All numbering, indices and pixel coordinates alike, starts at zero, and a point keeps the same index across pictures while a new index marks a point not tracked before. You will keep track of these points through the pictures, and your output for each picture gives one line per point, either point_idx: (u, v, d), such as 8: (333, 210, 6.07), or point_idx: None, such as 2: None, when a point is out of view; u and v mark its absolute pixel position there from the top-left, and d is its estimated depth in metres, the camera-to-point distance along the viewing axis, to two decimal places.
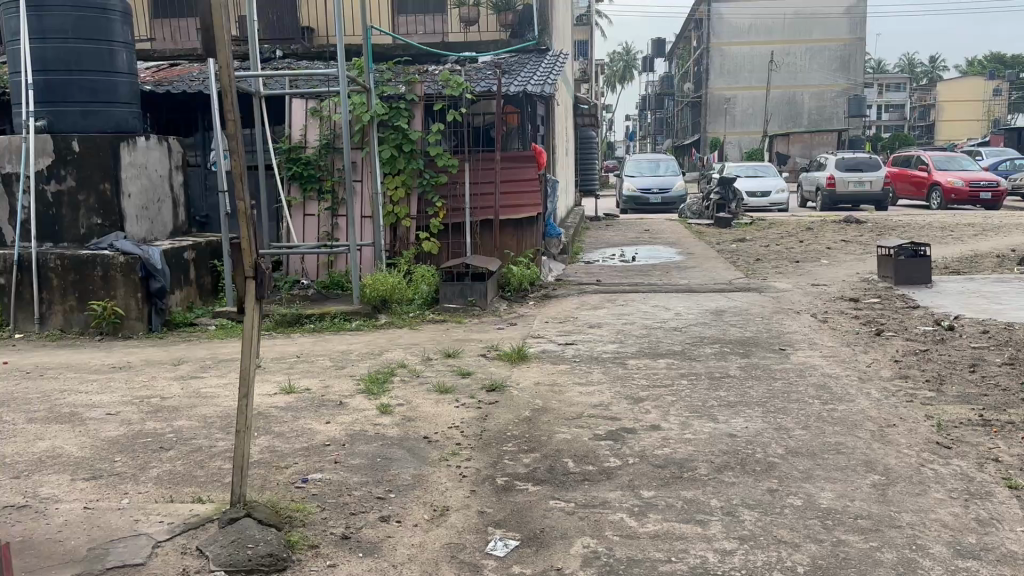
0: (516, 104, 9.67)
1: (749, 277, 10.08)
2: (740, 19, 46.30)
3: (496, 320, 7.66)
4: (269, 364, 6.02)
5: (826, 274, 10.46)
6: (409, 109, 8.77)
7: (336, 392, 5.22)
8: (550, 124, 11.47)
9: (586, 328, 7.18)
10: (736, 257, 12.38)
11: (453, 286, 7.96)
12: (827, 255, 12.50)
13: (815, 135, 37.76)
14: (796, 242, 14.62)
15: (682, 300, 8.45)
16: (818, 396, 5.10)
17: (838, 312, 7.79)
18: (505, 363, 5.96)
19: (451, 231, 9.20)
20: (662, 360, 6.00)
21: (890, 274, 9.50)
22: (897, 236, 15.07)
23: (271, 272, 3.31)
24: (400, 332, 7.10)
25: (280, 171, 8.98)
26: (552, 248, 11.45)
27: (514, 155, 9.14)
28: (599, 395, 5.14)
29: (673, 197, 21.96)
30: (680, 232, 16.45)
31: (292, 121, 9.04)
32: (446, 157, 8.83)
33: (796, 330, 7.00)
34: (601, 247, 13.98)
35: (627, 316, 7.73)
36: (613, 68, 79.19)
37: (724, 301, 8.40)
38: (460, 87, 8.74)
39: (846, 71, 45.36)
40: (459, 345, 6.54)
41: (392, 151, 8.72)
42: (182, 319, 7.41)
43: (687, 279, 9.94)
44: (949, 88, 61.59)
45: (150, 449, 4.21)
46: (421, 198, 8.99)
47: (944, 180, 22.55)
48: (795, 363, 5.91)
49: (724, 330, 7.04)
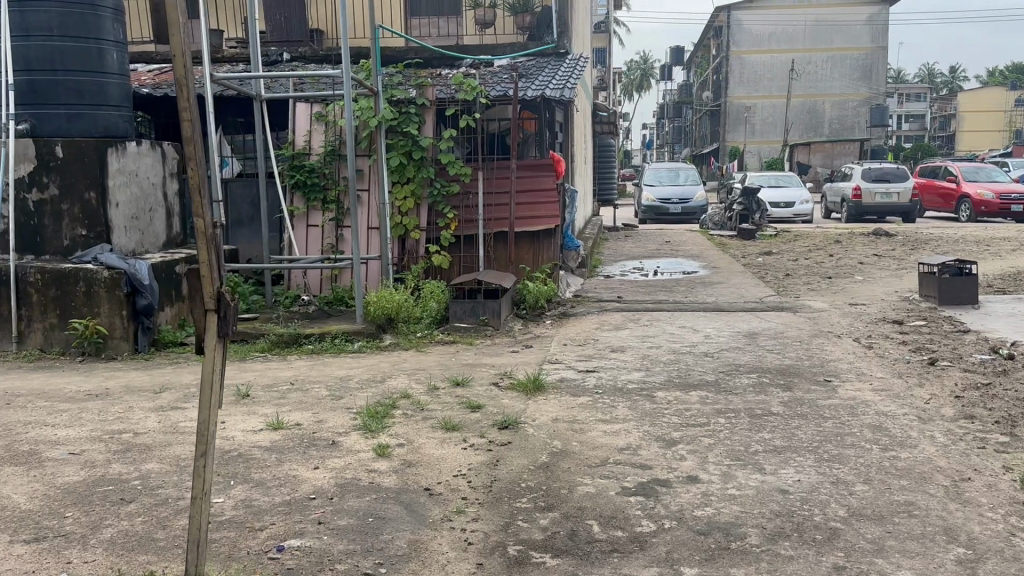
0: (534, 109, 9.08)
1: (780, 295, 9.43)
2: (761, 27, 45.59)
3: (511, 342, 7.07)
4: (259, 392, 5.47)
5: (862, 293, 9.80)
6: (419, 114, 8.25)
7: (330, 429, 4.66)
8: (569, 131, 10.90)
9: (609, 353, 6.58)
10: (764, 272, 11.73)
11: (465, 304, 7.36)
12: (860, 271, 11.82)
13: (837, 144, 36.97)
14: (825, 256, 13.93)
15: (711, 321, 7.82)
16: (876, 441, 4.47)
17: (882, 337, 7.13)
18: (519, 394, 5.37)
19: (464, 243, 8.61)
20: (694, 393, 5.38)
21: (933, 293, 8.82)
22: (931, 250, 14.34)
23: (237, 304, 2.74)
24: (405, 355, 6.52)
25: (282, 179, 8.43)
26: (570, 260, 10.88)
27: (531, 163, 8.58)
28: (626, 436, 4.53)
29: (693, 207, 21.32)
30: (702, 244, 15.81)
31: (295, 125, 8.47)
32: (460, 165, 8.26)
33: (839, 358, 6.37)
34: (621, 260, 13.37)
35: (653, 339, 7.12)
36: (631, 76, 78.55)
37: (756, 322, 7.78)
38: (474, 89, 8.18)
39: (869, 80, 44.53)
40: (469, 372, 5.96)
41: (400, 159, 8.20)
42: (171, 339, 6.93)
43: (714, 297, 9.31)
44: (973, 97, 60.54)
45: (108, 501, 3.67)
46: (431, 209, 8.41)
47: (974, 192, 21.76)
48: (845, 398, 5.28)
49: (761, 356, 6.42)
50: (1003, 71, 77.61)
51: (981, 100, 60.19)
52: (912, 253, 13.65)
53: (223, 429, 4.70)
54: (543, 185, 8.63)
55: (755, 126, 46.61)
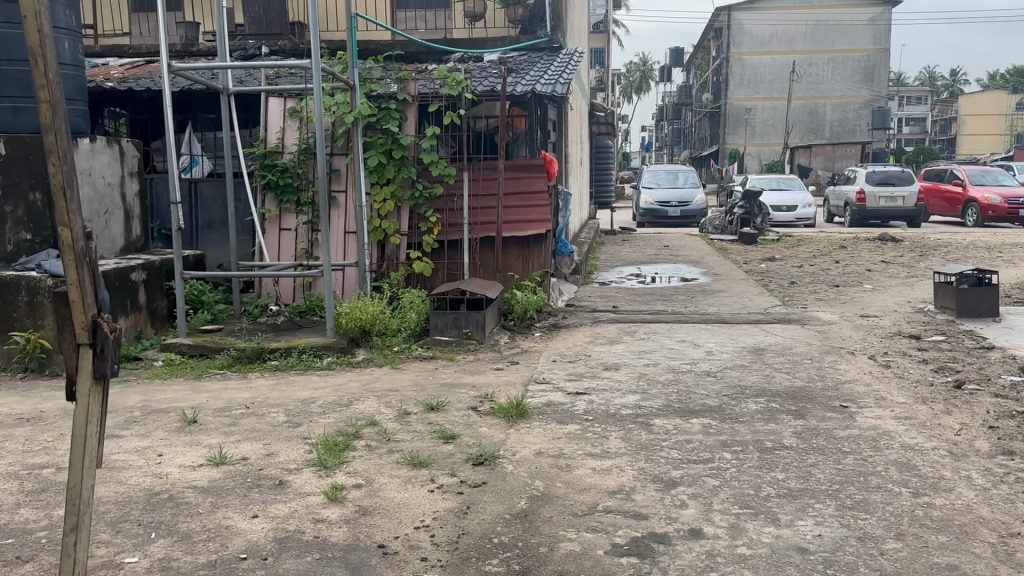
0: (524, 106, 8.52)
1: (786, 305, 8.86)
2: (762, 28, 45.06)
3: (496, 358, 6.49)
4: (209, 418, 4.89)
5: (873, 303, 9.23)
6: (400, 110, 7.68)
7: (280, 466, 4.08)
8: (563, 130, 10.33)
9: (601, 372, 6.00)
10: (768, 280, 11.16)
11: (447, 317, 6.78)
12: (869, 279, 11.25)
13: (838, 147, 36.44)
14: (831, 262, 13.36)
15: (713, 335, 7.25)
16: (905, 483, 3.89)
17: (900, 354, 6.56)
18: (500, 421, 4.79)
19: (447, 248, 8.01)
20: (696, 421, 4.80)
21: (950, 305, 8.26)
22: (940, 256, 13.77)
23: (120, 339, 2.15)
24: (378, 373, 5.93)
25: (253, 180, 7.87)
26: (564, 267, 10.33)
27: (520, 164, 8.03)
28: (618, 475, 3.95)
29: (693, 210, 20.75)
30: (702, 249, 15.24)
31: (267, 122, 7.94)
32: (443, 164, 7.66)
33: (855, 379, 5.79)
34: (618, 266, 12.80)
35: (650, 355, 6.54)
36: (630, 78, 78.01)
37: (762, 337, 7.20)
38: (460, 83, 7.59)
39: (870, 82, 44.02)
40: (446, 393, 5.38)
41: (379, 158, 7.60)
42: (124, 353, 6.30)
43: (716, 307, 8.74)
44: (974, 101, 60.03)
45: (1, 561, 3.09)
46: (413, 212, 7.83)
47: (981, 196, 21.20)
48: (865, 429, 4.70)
49: (768, 376, 5.85)
50: (1003, 74, 77.19)
51: (982, 103, 59.68)
52: (921, 261, 13.10)
53: (159, 465, 4.11)
54: (533, 187, 8.06)
55: (756, 128, 46.04)
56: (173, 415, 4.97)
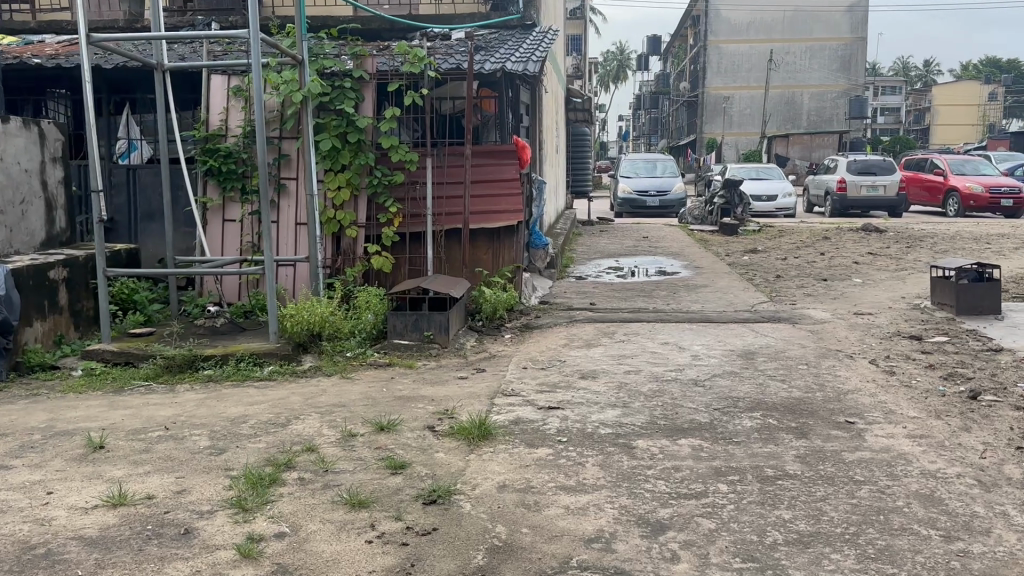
0: (494, 86, 7.82)
1: (775, 302, 8.27)
2: (739, 16, 44.56)
3: (460, 364, 5.82)
4: (119, 444, 4.21)
5: (865, 299, 8.66)
6: (356, 89, 7.00)
7: (191, 509, 3.41)
8: (537, 115, 9.67)
9: (575, 381, 5.35)
10: (752, 274, 10.58)
11: (406, 319, 6.10)
12: (857, 273, 10.69)
13: (816, 137, 36.11)
14: (816, 254, 12.82)
15: (699, 337, 6.63)
16: (932, 523, 3.28)
17: (903, 358, 5.99)
18: (459, 444, 4.14)
19: (410, 241, 7.29)
20: (684, 443, 4.18)
21: (949, 302, 7.70)
22: (928, 248, 13.28)
23: None
24: (325, 385, 5.25)
25: (195, 166, 7.20)
26: (537, 260, 9.62)
27: (488, 149, 7.38)
28: (596, 515, 3.32)
29: (672, 200, 20.18)
30: (683, 241, 14.65)
31: (210, 102, 7.28)
32: (404, 149, 6.97)
33: (859, 389, 5.19)
34: (595, 259, 12.15)
35: (630, 361, 5.90)
36: (607, 67, 77.38)
37: (752, 339, 6.60)
38: (422, 59, 6.90)
39: (847, 71, 43.75)
40: (399, 409, 4.71)
41: (332, 141, 6.91)
42: (39, 361, 5.61)
43: (700, 304, 8.12)
44: (948, 90, 60.07)
45: None
46: (371, 202, 7.12)
47: (963, 186, 20.82)
48: (877, 451, 4.10)
49: (762, 386, 5.24)
50: (977, 65, 77.46)
51: (956, 93, 59.72)
52: (909, 253, 12.59)
53: (45, 508, 3.44)
54: (503, 175, 7.41)
55: (734, 117, 45.59)
56: (79, 440, 4.29)
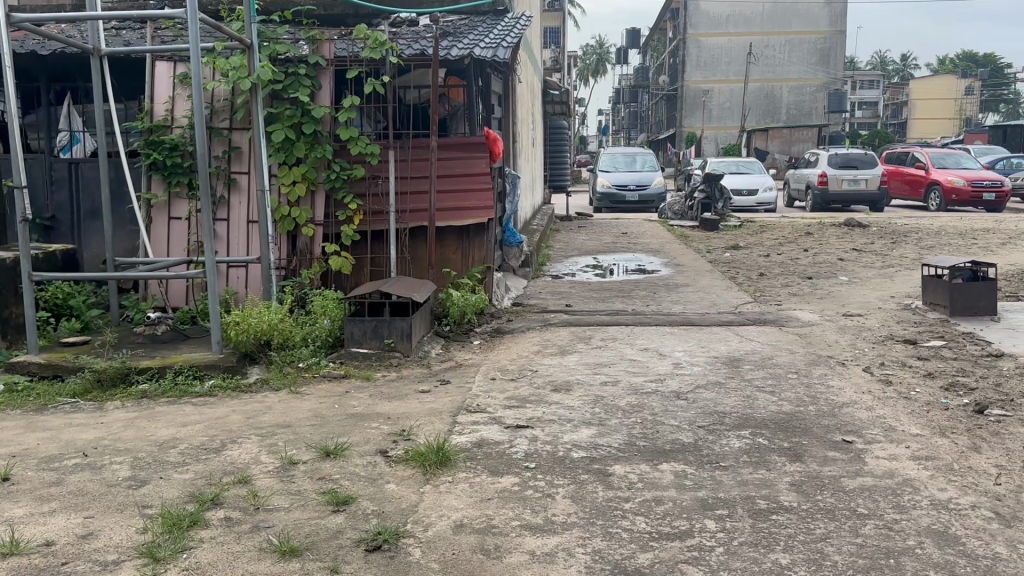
0: (463, 74, 7.34)
1: (759, 303, 7.88)
2: (719, 9, 44.23)
3: (423, 375, 5.35)
4: (27, 476, 3.70)
5: (853, 299, 8.28)
6: (312, 76, 6.54)
7: (93, 559, 2.91)
8: (510, 105, 9.18)
9: (547, 395, 4.90)
10: (735, 272, 10.18)
11: (364, 325, 5.62)
12: (843, 271, 10.33)
13: (795, 130, 35.94)
14: (799, 250, 12.46)
15: (680, 343, 6.20)
16: (950, 568, 2.86)
17: (899, 365, 5.59)
18: (413, 473, 3.67)
19: (371, 240, 6.79)
20: (667, 468, 3.73)
21: (942, 302, 7.35)
22: (913, 243, 12.97)
23: None
24: (271, 402, 4.78)
25: (138, 160, 6.69)
26: (512, 259, 9.19)
27: (456, 141, 6.91)
28: (566, 563, 2.87)
29: (651, 195, 19.79)
30: (663, 237, 14.26)
31: (154, 89, 6.77)
32: (364, 140, 6.48)
33: (855, 401, 4.78)
34: (572, 256, 11.70)
35: (608, 370, 5.46)
36: (587, 61, 76.89)
37: (738, 345, 6.17)
38: (383, 44, 6.41)
39: (826, 64, 43.65)
40: (349, 430, 4.24)
41: (286, 132, 6.42)
42: None
43: (682, 306, 7.71)
44: (926, 84, 60.24)
45: None
46: (330, 198, 6.63)
47: (944, 179, 20.60)
48: (881, 476, 3.68)
49: (750, 398, 4.81)
50: (952, 60, 77.90)
51: (934, 87, 59.93)
52: (893, 249, 12.28)
53: None
54: (473, 169, 6.95)
55: (713, 111, 45.31)
56: None
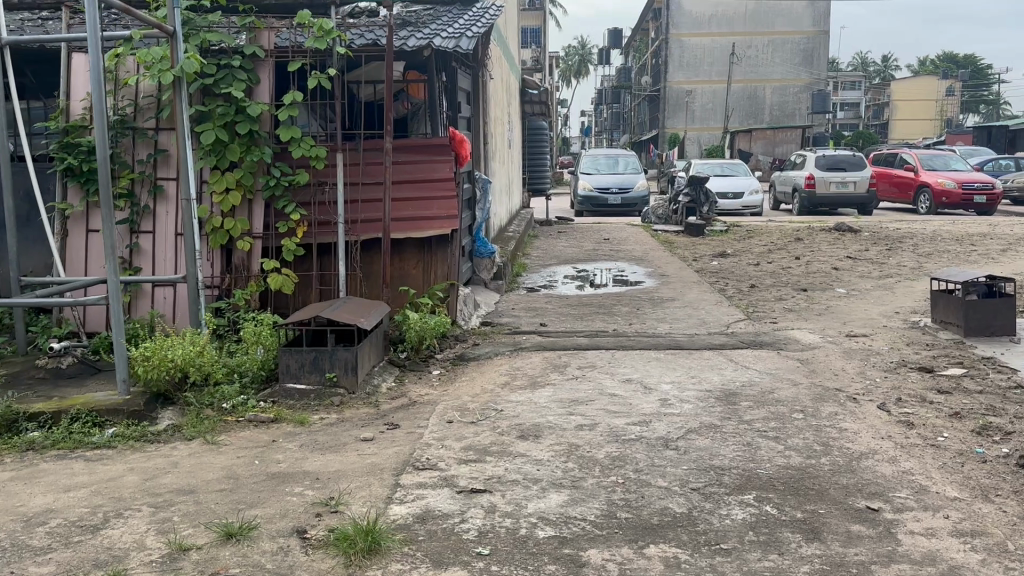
0: (423, 66, 6.56)
1: (753, 321, 7.15)
2: (700, 9, 43.62)
3: (368, 418, 4.56)
4: None
5: (855, 315, 7.57)
6: (247, 69, 5.76)
7: None
8: (478, 103, 8.39)
9: (512, 443, 4.13)
10: (724, 283, 9.46)
11: (302, 355, 4.81)
12: (839, 281, 9.63)
13: (779, 131, 35.38)
14: (790, 258, 11.76)
15: (668, 373, 5.44)
16: None
17: (920, 401, 4.86)
18: (333, 565, 2.89)
19: (318, 253, 6.01)
20: (653, 554, 2.98)
21: (955, 320, 6.64)
22: (909, 250, 12.31)
23: None
24: (178, 457, 4.00)
25: (52, 165, 5.88)
26: (483, 271, 8.47)
27: (415, 143, 6.19)
28: None
29: (634, 198, 19.08)
30: (647, 243, 13.53)
31: (71, 86, 5.93)
32: (309, 142, 5.71)
33: (876, 451, 4.04)
34: (550, 265, 10.95)
35: (584, 408, 4.70)
36: (568, 62, 76.19)
37: (732, 375, 5.42)
38: (329, 32, 5.61)
39: (809, 65, 43.21)
40: (265, 499, 3.44)
41: (216, 132, 5.63)
42: None
43: (668, 325, 6.96)
44: (908, 86, 60.04)
45: None
46: (270, 207, 5.84)
47: (934, 181, 20.04)
48: (922, 563, 2.94)
49: (751, 447, 4.06)
50: (934, 61, 77.94)
51: (915, 88, 59.76)
52: (889, 257, 11.61)
53: None
54: (436, 174, 6.23)
55: (696, 112, 44.76)
56: None
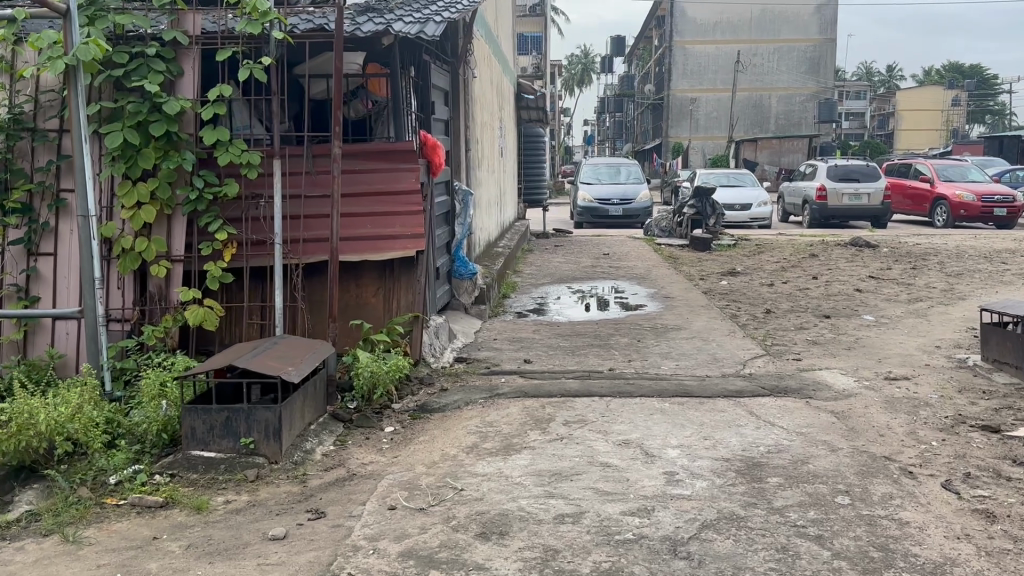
0: (386, 58, 5.59)
1: (772, 359, 6.11)
2: (705, 16, 42.68)
3: (287, 501, 3.53)
4: None
5: (890, 351, 6.53)
6: (166, 60, 4.77)
7: None
8: (460, 106, 7.44)
9: (467, 546, 3.09)
10: (736, 308, 8.42)
11: (210, 416, 3.84)
12: (865, 307, 8.58)
13: (785, 140, 34.36)
14: (807, 277, 10.73)
15: (674, 432, 4.40)
16: None
17: (996, 478, 3.82)
18: None
19: (253, 278, 5.01)
20: None
21: (1013, 360, 5.61)
22: (936, 269, 11.27)
23: None
24: (17, 568, 2.98)
25: None
26: (463, 294, 7.43)
27: (373, 148, 5.22)
28: None
29: (636, 209, 18.06)
30: (650, 259, 12.49)
31: None
32: (239, 146, 4.73)
33: (958, 563, 3.00)
34: (543, 285, 9.93)
35: (568, 487, 3.65)
36: (571, 70, 75.23)
37: (753, 436, 4.38)
38: (263, 14, 4.62)
39: (816, 73, 42.26)
40: None
41: (125, 134, 4.63)
42: None
43: (673, 364, 5.93)
44: (915, 95, 59.05)
45: None
46: (193, 225, 4.85)
47: (951, 193, 19.01)
48: None
49: (787, 556, 3.03)
50: (939, 70, 77.04)
51: (922, 98, 58.81)
52: (915, 277, 10.58)
53: None
54: (399, 184, 5.25)
55: (700, 121, 43.74)
56: None
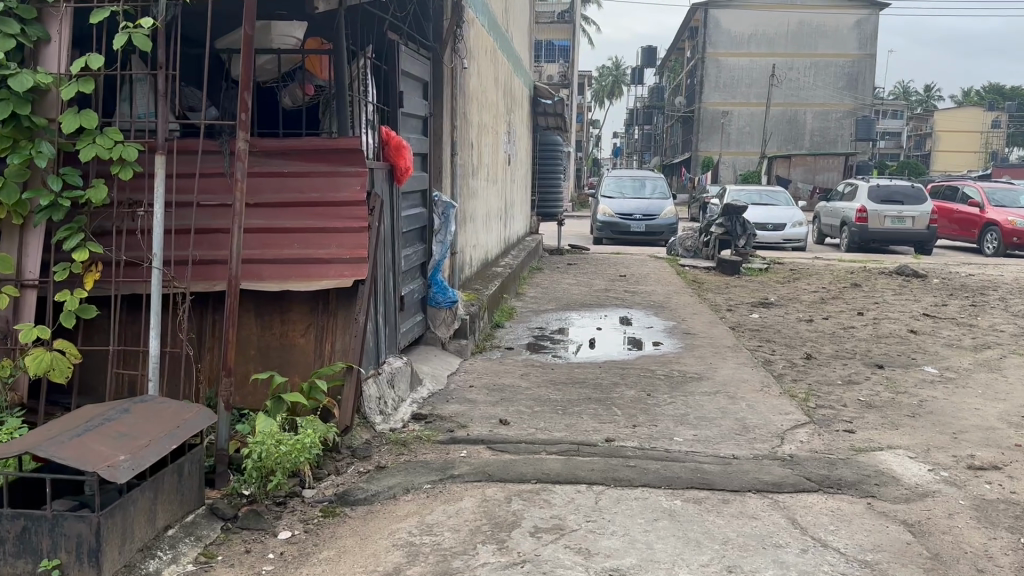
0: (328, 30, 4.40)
1: (817, 431, 4.76)
2: (740, 28, 41.16)
3: None
4: None
5: (967, 422, 5.14)
6: (24, 20, 3.57)
7: None
8: (444, 101, 6.25)
9: None
10: (769, 351, 7.06)
11: (2, 525, 2.67)
12: (924, 355, 7.17)
13: (821, 158, 32.75)
14: (852, 313, 9.32)
15: (686, 558, 3.09)
16: None
17: None
18: None
19: (132, 312, 3.78)
20: None
21: None
22: (999, 308, 9.81)
23: None
24: None
25: None
26: (440, 326, 6.10)
27: (304, 145, 3.99)
28: None
29: (660, 226, 16.70)
30: (672, 284, 11.14)
31: None
32: (111, 136, 3.52)
33: None
34: (545, 313, 8.63)
35: None
36: (601, 81, 73.95)
37: (799, 570, 3.04)
38: None
39: (853, 89, 40.66)
40: None
41: None
42: None
43: (691, 434, 4.59)
44: (956, 115, 57.04)
45: None
46: (51, 239, 3.65)
47: (1004, 219, 17.43)
48: None
49: None
50: (979, 91, 74.87)
51: (962, 118, 56.83)
52: (977, 317, 9.12)
53: None
54: (338, 194, 4.01)
55: (732, 135, 42.14)
56: None
